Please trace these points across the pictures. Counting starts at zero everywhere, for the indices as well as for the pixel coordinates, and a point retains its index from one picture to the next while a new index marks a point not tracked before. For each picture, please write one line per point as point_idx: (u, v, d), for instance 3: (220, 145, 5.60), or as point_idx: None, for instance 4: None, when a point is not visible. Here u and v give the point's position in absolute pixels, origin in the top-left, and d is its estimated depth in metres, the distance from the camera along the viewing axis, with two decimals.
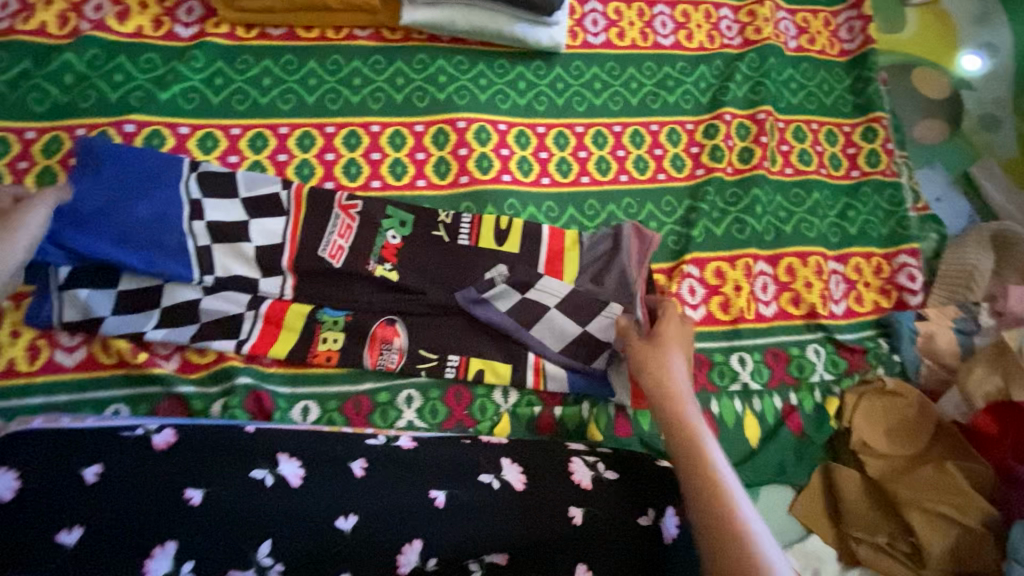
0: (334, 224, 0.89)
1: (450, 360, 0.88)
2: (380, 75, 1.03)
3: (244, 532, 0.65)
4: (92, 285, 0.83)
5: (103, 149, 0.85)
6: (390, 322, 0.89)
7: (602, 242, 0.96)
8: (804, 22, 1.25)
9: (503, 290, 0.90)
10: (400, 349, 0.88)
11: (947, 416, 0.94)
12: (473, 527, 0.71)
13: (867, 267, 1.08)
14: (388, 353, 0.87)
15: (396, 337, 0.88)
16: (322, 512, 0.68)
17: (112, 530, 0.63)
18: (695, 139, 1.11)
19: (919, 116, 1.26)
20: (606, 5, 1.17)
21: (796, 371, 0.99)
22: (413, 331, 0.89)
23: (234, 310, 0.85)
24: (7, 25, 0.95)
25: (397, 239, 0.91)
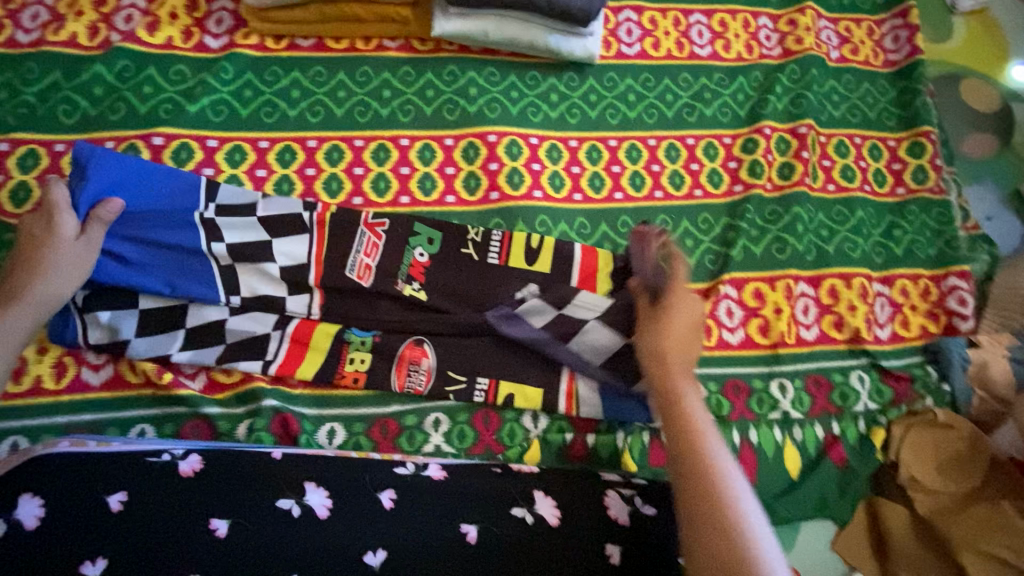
0: (361, 242, 0.87)
1: (480, 383, 0.86)
2: (410, 87, 1.01)
3: (268, 567, 0.62)
4: (112, 306, 0.81)
5: (107, 160, 0.82)
6: (418, 342, 0.86)
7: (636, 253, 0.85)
8: (846, 31, 1.20)
9: (538, 305, 0.87)
10: (428, 369, 0.85)
11: (1003, 452, 0.89)
12: (510, 562, 0.65)
13: (914, 289, 1.03)
14: (416, 373, 0.85)
15: (424, 358, 0.85)
16: (349, 545, 0.64)
17: (134, 563, 0.60)
18: (733, 153, 1.07)
19: (967, 130, 1.20)
20: (641, 13, 1.13)
21: (839, 399, 0.95)
22: (441, 353, 0.86)
23: (260, 331, 0.84)
24: (39, 36, 0.95)
25: (425, 257, 0.88)
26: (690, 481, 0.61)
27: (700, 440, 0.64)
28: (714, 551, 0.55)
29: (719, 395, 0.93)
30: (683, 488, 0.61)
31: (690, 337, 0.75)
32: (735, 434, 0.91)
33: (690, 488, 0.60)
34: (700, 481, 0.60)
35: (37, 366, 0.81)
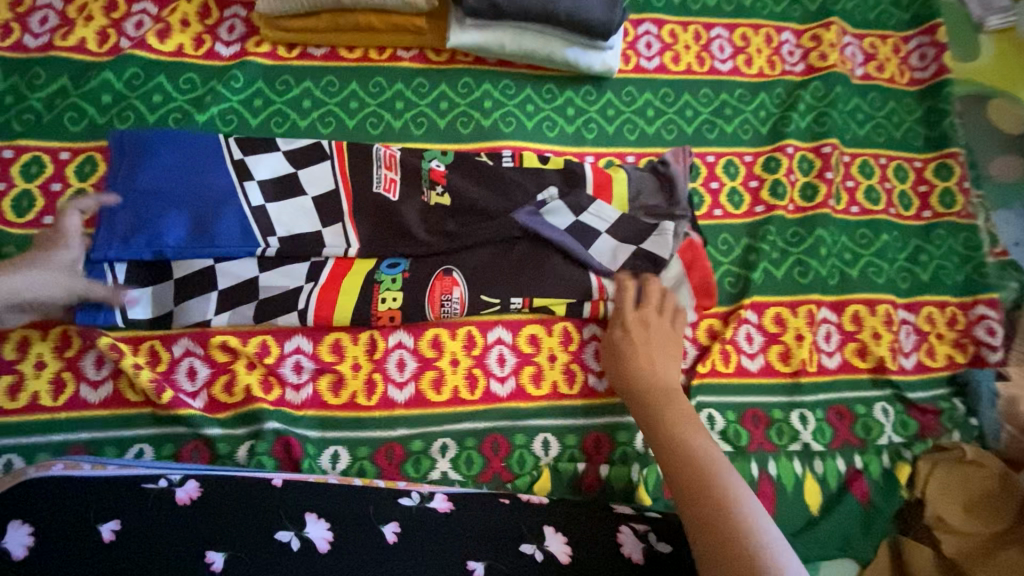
0: (377, 178, 0.86)
1: (514, 301, 0.85)
2: (424, 99, 0.98)
3: None
4: (143, 285, 0.80)
5: (144, 140, 0.83)
6: (446, 271, 0.84)
7: (647, 173, 0.96)
8: (872, 47, 1.17)
9: (557, 209, 0.88)
10: (461, 299, 0.84)
11: None
12: None
13: (940, 318, 0.99)
14: (449, 304, 0.84)
15: (455, 287, 0.84)
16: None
17: None
18: (754, 172, 1.04)
19: (995, 152, 1.16)
20: (661, 26, 1.11)
21: (862, 431, 0.92)
22: (471, 278, 0.84)
23: (290, 284, 0.82)
24: (48, 41, 0.93)
25: (442, 166, 0.88)
26: (700, 511, 0.64)
27: (696, 458, 0.68)
28: (724, 562, 0.59)
29: (737, 425, 0.89)
30: (690, 513, 0.64)
31: (665, 349, 0.82)
32: (754, 466, 0.88)
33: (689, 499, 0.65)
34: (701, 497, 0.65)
35: (34, 381, 0.78)
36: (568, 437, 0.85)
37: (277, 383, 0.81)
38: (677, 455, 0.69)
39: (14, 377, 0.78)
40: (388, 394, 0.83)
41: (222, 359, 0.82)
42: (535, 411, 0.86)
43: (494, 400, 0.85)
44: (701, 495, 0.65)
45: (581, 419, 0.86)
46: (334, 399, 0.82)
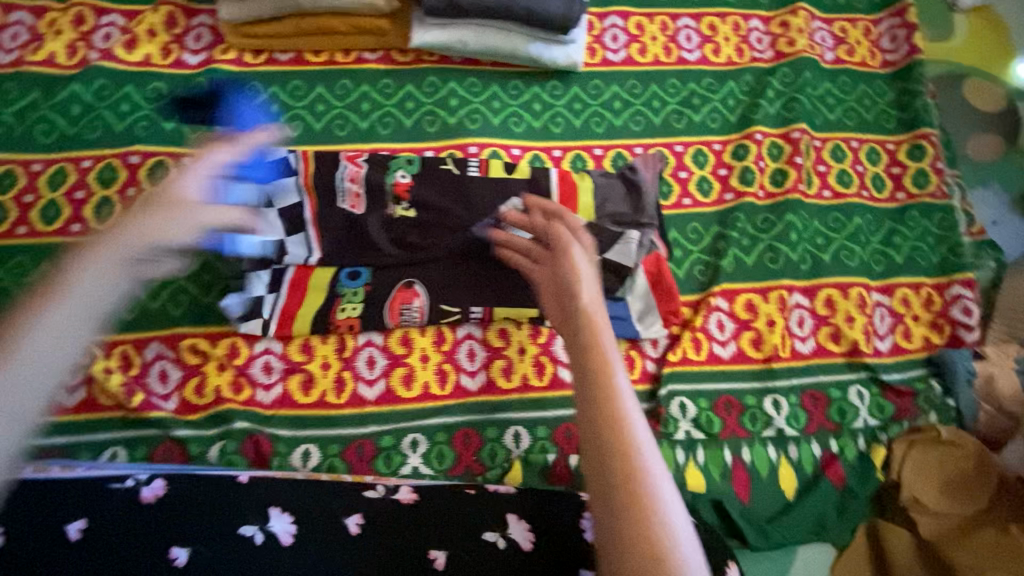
0: (342, 193, 0.85)
1: (473, 312, 0.87)
2: (390, 99, 0.99)
3: None
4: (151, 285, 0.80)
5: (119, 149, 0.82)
6: (408, 283, 0.86)
7: (615, 179, 0.95)
8: (842, 31, 1.16)
9: None
10: (421, 308, 0.86)
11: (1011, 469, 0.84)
12: None
13: (915, 299, 0.99)
14: (408, 313, 0.86)
15: (416, 298, 0.86)
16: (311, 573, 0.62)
17: None
18: (723, 160, 1.04)
19: (970, 132, 1.16)
20: (626, 19, 1.11)
21: (837, 415, 0.91)
22: (431, 289, 0.86)
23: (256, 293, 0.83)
24: (18, 56, 0.95)
25: (407, 178, 0.87)
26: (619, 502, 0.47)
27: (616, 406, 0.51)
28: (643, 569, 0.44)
29: (710, 412, 0.89)
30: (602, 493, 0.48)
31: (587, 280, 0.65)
32: (727, 453, 0.88)
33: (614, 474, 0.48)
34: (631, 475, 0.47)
35: None
36: (539, 429, 0.85)
37: (248, 383, 0.82)
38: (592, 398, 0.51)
39: None
40: (358, 391, 0.84)
41: (193, 361, 0.83)
42: (505, 404, 0.86)
43: (465, 395, 0.86)
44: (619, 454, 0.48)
45: (551, 411, 0.86)
46: (303, 398, 0.83)
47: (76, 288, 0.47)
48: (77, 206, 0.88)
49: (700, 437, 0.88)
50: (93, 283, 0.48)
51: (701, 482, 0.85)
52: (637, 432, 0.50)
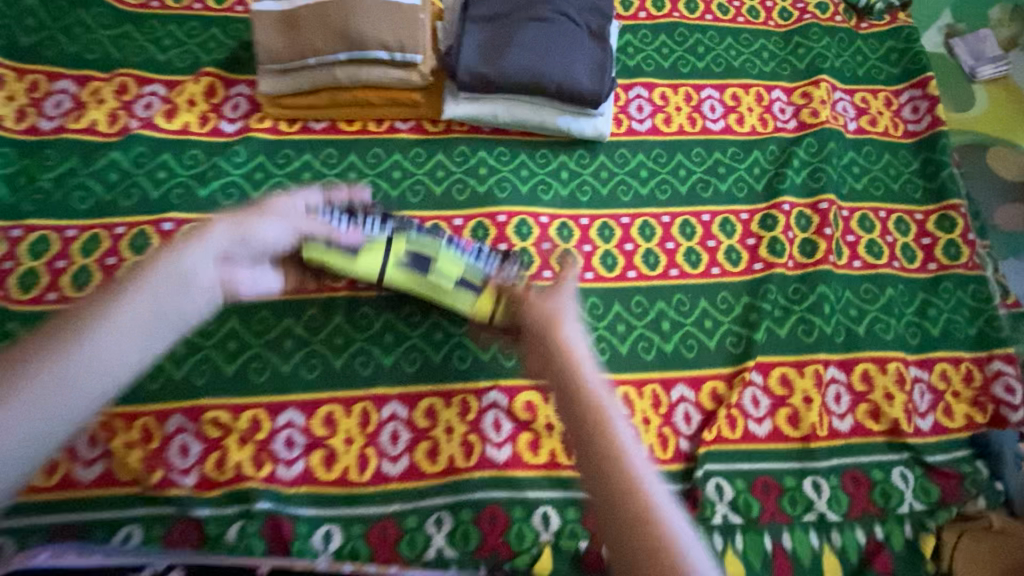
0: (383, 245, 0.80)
1: (503, 430, 0.85)
2: (420, 168, 1.01)
3: None
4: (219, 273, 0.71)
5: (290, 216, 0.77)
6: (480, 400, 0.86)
7: (635, 284, 0.97)
8: (863, 102, 1.18)
9: None
10: (498, 426, 0.85)
11: None
12: None
13: (955, 375, 0.96)
14: (490, 430, 0.84)
15: (492, 422, 0.85)
16: None
17: None
18: (751, 229, 1.03)
19: (999, 201, 1.15)
20: (652, 90, 1.13)
21: (881, 499, 0.87)
22: (511, 410, 0.85)
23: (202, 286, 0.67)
24: (61, 124, 0.97)
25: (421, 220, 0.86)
26: (632, 525, 0.58)
27: (614, 440, 0.64)
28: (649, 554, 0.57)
29: (747, 494, 0.85)
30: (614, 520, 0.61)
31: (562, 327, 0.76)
32: (767, 539, 0.83)
33: (615, 530, 0.60)
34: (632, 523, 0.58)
35: None
36: (569, 510, 0.82)
37: (269, 459, 0.80)
38: (593, 432, 0.67)
39: None
40: (381, 469, 0.81)
41: (214, 435, 0.80)
42: (533, 481, 0.83)
43: (491, 467, 0.83)
44: (614, 462, 0.63)
45: (581, 492, 0.83)
46: (326, 474, 0.80)
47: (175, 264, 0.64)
48: (108, 272, 0.88)
49: (737, 522, 0.84)
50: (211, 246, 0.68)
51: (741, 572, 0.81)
52: (625, 451, 0.62)
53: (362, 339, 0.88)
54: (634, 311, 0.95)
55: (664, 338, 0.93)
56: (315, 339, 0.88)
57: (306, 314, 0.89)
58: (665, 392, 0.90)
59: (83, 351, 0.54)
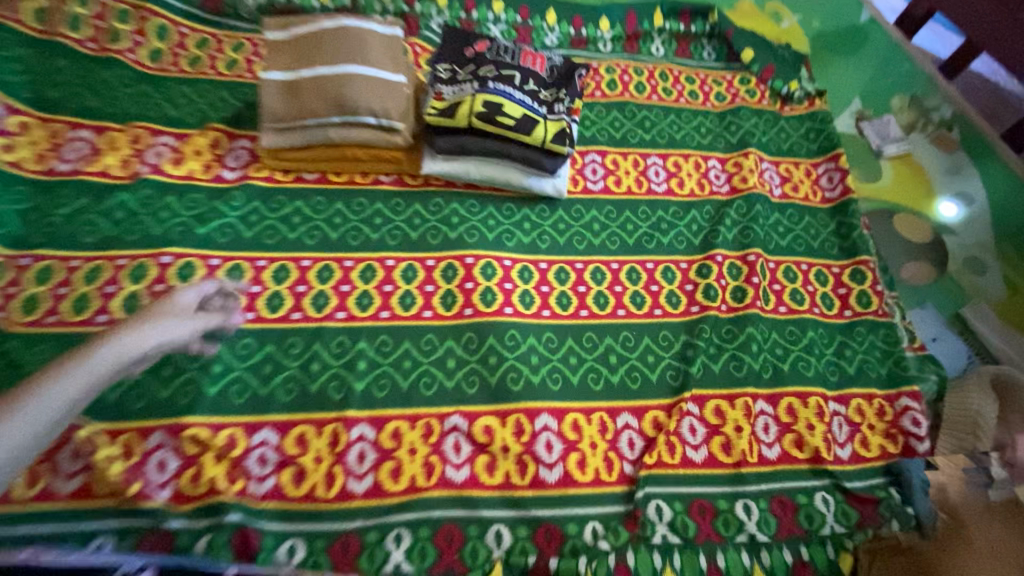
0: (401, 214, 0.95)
1: (465, 450, 0.93)
2: (399, 216, 1.14)
3: None
4: None
5: None
6: (443, 423, 0.94)
7: (586, 323, 1.09)
8: (787, 172, 1.37)
9: (517, 367, 1.00)
10: (458, 447, 0.93)
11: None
12: None
13: (869, 409, 1.08)
14: (451, 451, 0.92)
15: (454, 444, 0.93)
16: None
17: None
18: (689, 277, 1.17)
19: (905, 259, 1.32)
20: (604, 156, 1.30)
21: (806, 521, 0.95)
22: (469, 431, 0.94)
23: None
24: (77, 167, 1.08)
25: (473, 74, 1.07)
26: None
27: None
28: None
29: (684, 515, 0.93)
30: None
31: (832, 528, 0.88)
32: (702, 558, 0.90)
33: None
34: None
35: None
36: (520, 528, 0.87)
37: (242, 474, 0.86)
38: None
39: None
40: (347, 486, 0.87)
41: (192, 451, 0.86)
42: (488, 500, 0.89)
43: (449, 486, 0.90)
44: None
45: (532, 511, 0.89)
46: (294, 491, 0.86)
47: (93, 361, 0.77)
48: (106, 299, 0.97)
49: (676, 542, 0.91)
50: (102, 360, 0.78)
51: None
52: None
53: (337, 365, 0.97)
54: (586, 345, 1.06)
55: (611, 370, 1.04)
56: (294, 365, 0.96)
57: (287, 341, 0.98)
58: (611, 419, 0.99)
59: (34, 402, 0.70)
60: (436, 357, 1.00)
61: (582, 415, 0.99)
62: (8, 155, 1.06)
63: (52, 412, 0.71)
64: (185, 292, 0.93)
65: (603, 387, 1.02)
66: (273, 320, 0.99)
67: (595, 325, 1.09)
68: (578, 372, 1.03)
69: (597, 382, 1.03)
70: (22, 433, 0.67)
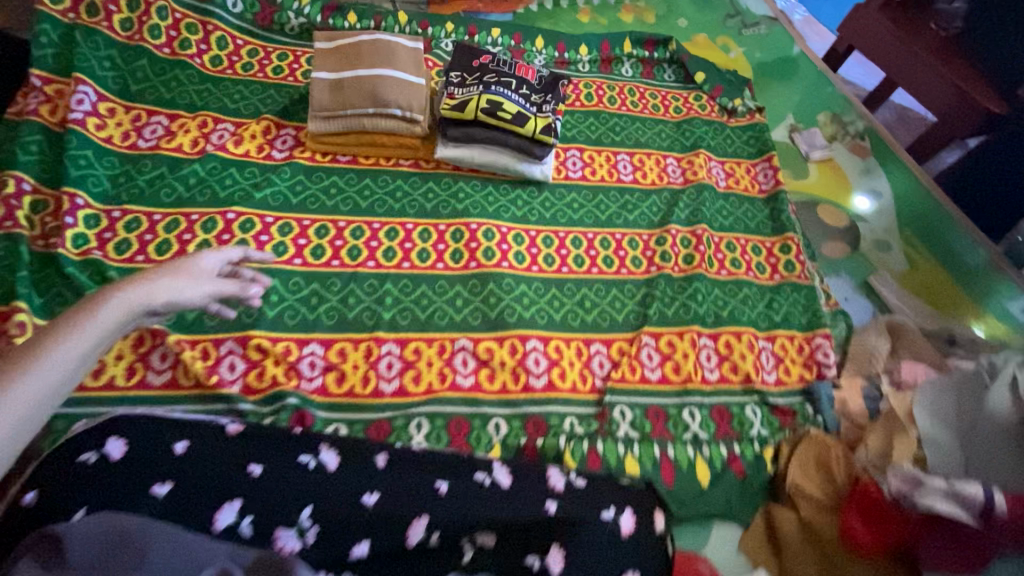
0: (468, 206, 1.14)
1: (470, 365, 1.17)
2: (416, 191, 1.40)
3: (293, 499, 0.84)
4: None
5: None
6: (453, 343, 1.19)
7: (566, 277, 1.35)
8: (730, 169, 1.68)
9: (511, 307, 1.26)
10: (465, 361, 1.18)
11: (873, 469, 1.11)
12: (476, 505, 0.88)
13: (791, 346, 1.35)
14: (460, 365, 1.17)
15: (462, 360, 1.18)
16: (353, 489, 0.87)
17: (202, 481, 0.82)
18: (650, 246, 1.44)
19: (825, 239, 1.63)
20: (582, 152, 1.59)
21: (738, 425, 1.21)
22: (474, 350, 1.19)
23: None
24: (156, 144, 1.34)
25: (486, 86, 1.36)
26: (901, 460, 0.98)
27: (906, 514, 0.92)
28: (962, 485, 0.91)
29: (642, 417, 1.18)
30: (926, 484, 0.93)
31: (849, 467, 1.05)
32: (657, 449, 1.15)
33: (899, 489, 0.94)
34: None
35: (112, 367, 1.04)
36: (514, 421, 1.12)
37: (295, 374, 1.09)
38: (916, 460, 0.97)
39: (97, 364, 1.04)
40: (378, 386, 1.11)
41: (255, 357, 1.09)
42: (489, 401, 1.14)
43: (458, 389, 1.14)
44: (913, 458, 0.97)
45: (523, 408, 1.14)
46: (336, 389, 1.09)
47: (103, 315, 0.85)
48: (183, 244, 1.21)
49: (636, 436, 1.16)
50: (111, 314, 0.86)
51: (637, 469, 1.12)
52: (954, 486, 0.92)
53: (369, 299, 1.22)
54: (566, 293, 1.33)
55: (586, 311, 1.31)
56: (335, 298, 1.20)
57: (328, 281, 1.22)
58: (586, 346, 1.25)
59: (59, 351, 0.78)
60: (447, 297, 1.26)
61: (563, 342, 1.25)
62: (102, 133, 1.31)
63: (72, 360, 0.79)
64: (203, 258, 1.04)
65: (580, 325, 1.29)
66: (317, 265, 1.24)
67: (574, 278, 1.35)
68: (560, 312, 1.29)
69: (575, 321, 1.29)
70: (48, 382, 0.75)
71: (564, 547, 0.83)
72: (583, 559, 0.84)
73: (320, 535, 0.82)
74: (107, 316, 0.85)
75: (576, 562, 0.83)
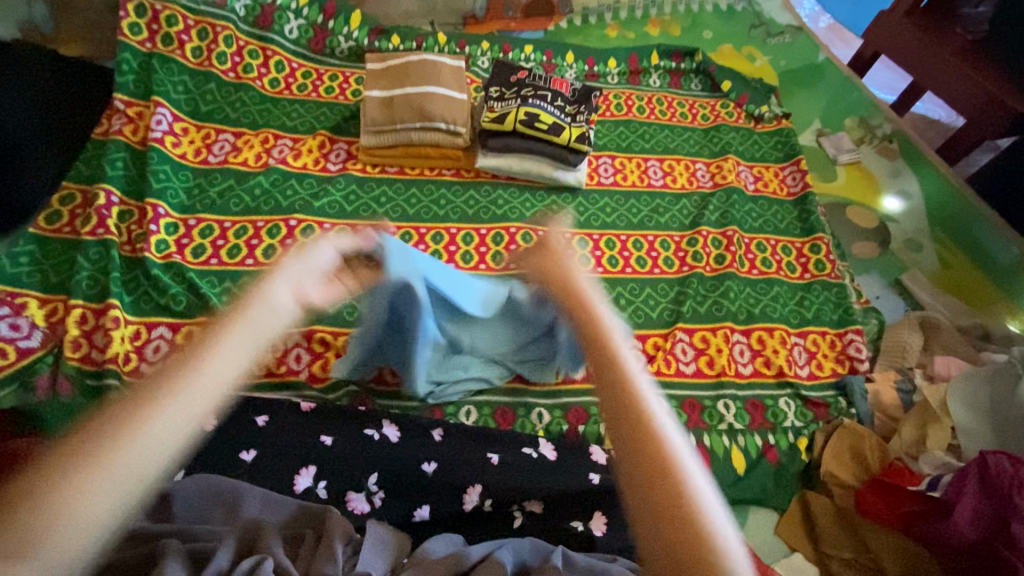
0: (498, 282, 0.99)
1: None
2: (459, 198, 1.50)
3: (362, 469, 0.95)
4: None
5: None
6: None
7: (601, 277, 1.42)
8: (758, 173, 1.71)
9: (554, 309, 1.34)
10: None
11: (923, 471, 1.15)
12: (524, 478, 0.96)
13: (823, 342, 1.38)
14: None
15: None
16: (409, 461, 0.96)
17: (288, 452, 0.94)
18: (681, 247, 1.50)
19: (855, 239, 1.66)
20: (613, 159, 1.66)
21: (771, 417, 1.25)
22: None
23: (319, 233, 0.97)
24: (224, 159, 1.46)
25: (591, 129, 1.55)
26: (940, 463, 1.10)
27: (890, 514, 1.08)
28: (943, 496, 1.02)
29: (678, 408, 1.24)
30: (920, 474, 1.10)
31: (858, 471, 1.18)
32: (693, 438, 1.21)
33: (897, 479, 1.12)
34: (655, 481, 0.52)
35: None
36: (556, 410, 1.20)
37: None
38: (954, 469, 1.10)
39: (180, 355, 1.16)
40: None
41: (319, 349, 1.20)
42: (532, 392, 1.22)
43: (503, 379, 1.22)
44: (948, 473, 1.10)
45: (564, 398, 1.22)
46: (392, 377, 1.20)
47: (263, 312, 0.65)
48: (251, 249, 1.33)
49: None
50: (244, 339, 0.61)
51: None
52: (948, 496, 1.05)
53: None
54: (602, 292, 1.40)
55: (621, 308, 1.37)
56: None
57: None
58: None
59: (177, 403, 0.53)
60: None
61: None
62: (177, 150, 1.44)
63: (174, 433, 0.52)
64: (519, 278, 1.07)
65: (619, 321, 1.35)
66: None
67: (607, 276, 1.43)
68: None
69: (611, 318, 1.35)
70: (176, 426, 0.52)
71: (607, 520, 0.93)
72: (623, 528, 0.92)
73: (384, 498, 0.93)
74: (277, 294, 0.68)
75: (616, 522, 0.92)
